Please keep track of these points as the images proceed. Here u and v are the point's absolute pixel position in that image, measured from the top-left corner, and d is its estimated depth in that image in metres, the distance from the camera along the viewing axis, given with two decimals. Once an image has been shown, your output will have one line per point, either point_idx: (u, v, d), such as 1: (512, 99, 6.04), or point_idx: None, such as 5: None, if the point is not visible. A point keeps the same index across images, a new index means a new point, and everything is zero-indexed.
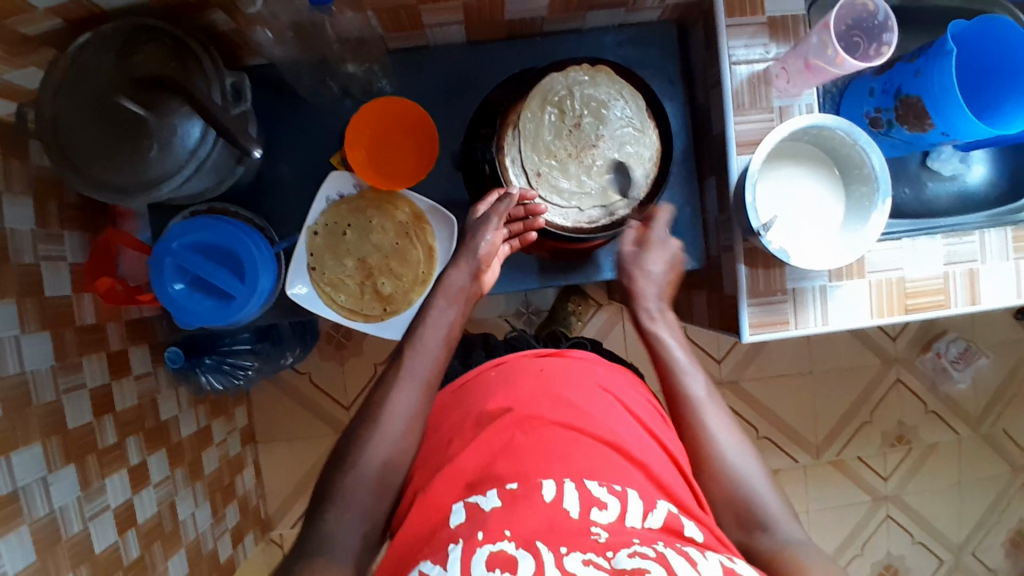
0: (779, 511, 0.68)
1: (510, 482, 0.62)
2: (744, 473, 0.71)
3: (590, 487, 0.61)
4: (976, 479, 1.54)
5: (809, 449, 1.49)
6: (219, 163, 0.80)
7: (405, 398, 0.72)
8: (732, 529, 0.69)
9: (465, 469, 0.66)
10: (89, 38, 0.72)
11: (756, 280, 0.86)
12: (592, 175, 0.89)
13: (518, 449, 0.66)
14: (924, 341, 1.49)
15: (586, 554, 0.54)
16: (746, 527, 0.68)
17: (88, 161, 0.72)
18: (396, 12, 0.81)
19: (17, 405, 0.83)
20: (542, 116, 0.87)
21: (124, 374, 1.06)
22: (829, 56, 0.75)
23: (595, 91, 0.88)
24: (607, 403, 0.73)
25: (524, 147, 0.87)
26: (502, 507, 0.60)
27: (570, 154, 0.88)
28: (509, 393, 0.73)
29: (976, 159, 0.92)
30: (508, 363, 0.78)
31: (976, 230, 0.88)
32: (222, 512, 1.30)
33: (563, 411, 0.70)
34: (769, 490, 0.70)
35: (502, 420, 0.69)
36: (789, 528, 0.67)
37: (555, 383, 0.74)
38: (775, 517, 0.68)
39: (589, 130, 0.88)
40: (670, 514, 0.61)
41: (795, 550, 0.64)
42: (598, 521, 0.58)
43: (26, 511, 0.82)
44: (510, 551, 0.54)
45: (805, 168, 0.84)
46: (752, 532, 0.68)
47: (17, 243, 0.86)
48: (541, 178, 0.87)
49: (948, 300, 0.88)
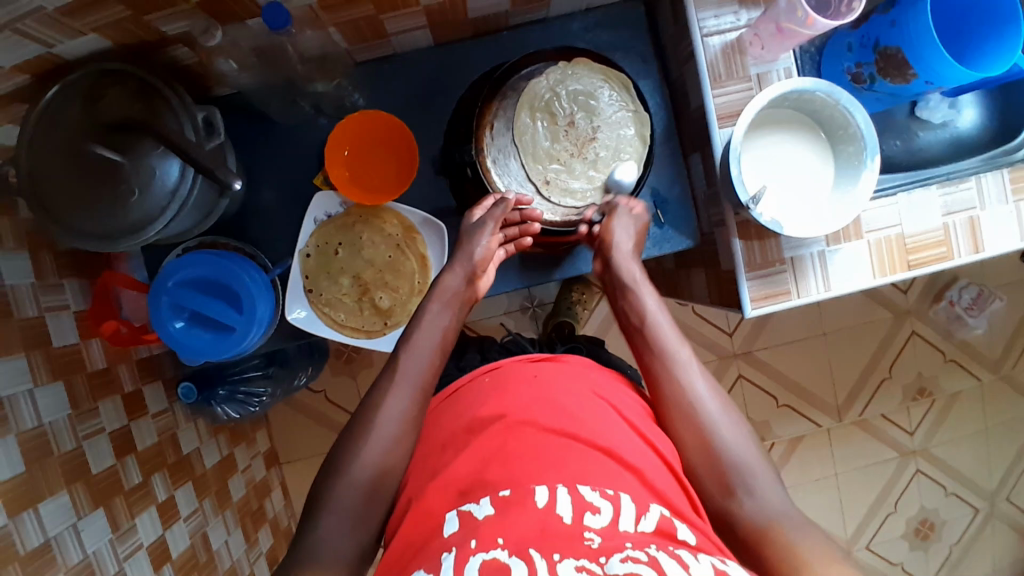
0: (763, 475, 0.68)
1: (501, 489, 0.62)
2: (730, 439, 0.70)
3: (583, 491, 0.61)
4: (1002, 423, 1.52)
5: (830, 412, 1.48)
6: (201, 201, 0.81)
7: (396, 403, 0.72)
8: (713, 491, 0.68)
9: (457, 477, 0.66)
10: (57, 90, 0.72)
11: (753, 253, 0.84)
12: (599, 169, 0.89)
13: (510, 454, 0.66)
14: (936, 289, 1.47)
15: (579, 559, 0.54)
16: (727, 490, 0.68)
17: (64, 210, 0.72)
18: (358, 25, 0.81)
19: (38, 458, 0.84)
20: (534, 123, 0.87)
21: (140, 414, 1.07)
22: (800, 18, 0.74)
23: (579, 85, 0.87)
24: (597, 404, 0.73)
25: (521, 158, 0.88)
26: (496, 514, 0.60)
27: (572, 154, 0.88)
28: (501, 400, 0.73)
29: (965, 103, 0.90)
30: (501, 368, 0.80)
31: (971, 177, 0.86)
32: (254, 537, 1.31)
33: (556, 415, 0.70)
34: (755, 456, 0.69)
35: (495, 426, 0.70)
36: (775, 497, 0.67)
37: (546, 386, 0.75)
38: (761, 482, 0.67)
39: (583, 126, 0.87)
40: (663, 518, 0.61)
41: (785, 523, 0.64)
42: (592, 526, 0.58)
43: (60, 558, 0.83)
44: (503, 558, 0.54)
45: (791, 135, 0.83)
46: (733, 497, 0.67)
47: (18, 297, 0.87)
48: (549, 185, 0.88)
49: (950, 252, 0.86)
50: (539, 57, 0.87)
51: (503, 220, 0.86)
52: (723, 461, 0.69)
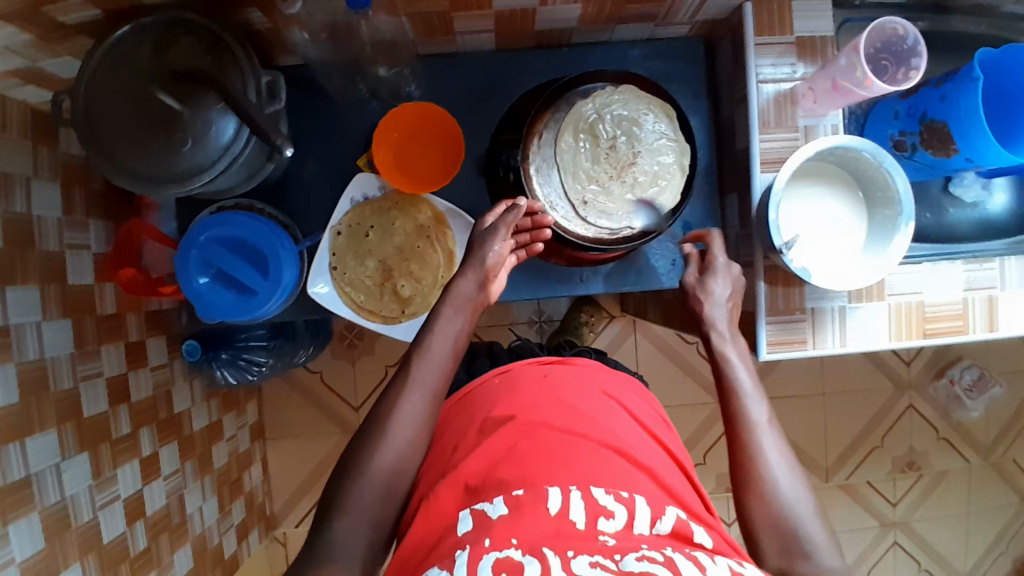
0: (821, 534, 0.67)
1: (515, 489, 0.63)
2: (793, 499, 0.69)
3: (596, 495, 0.62)
4: (985, 510, 1.53)
5: (818, 471, 1.48)
6: (251, 160, 0.82)
7: (410, 406, 0.73)
8: (774, 555, 0.66)
9: (468, 473, 0.68)
10: (128, 30, 0.73)
11: (776, 298, 0.86)
12: (638, 193, 0.88)
13: (524, 454, 0.67)
14: (938, 366, 1.49)
15: (593, 556, 0.54)
16: (788, 553, 0.66)
17: (116, 146, 0.74)
18: (429, 19, 0.82)
19: (35, 391, 0.84)
20: (576, 142, 0.87)
21: (140, 365, 1.06)
22: (858, 77, 0.76)
23: (624, 110, 0.87)
24: (608, 406, 0.76)
25: (563, 175, 0.87)
26: (508, 515, 0.61)
27: (611, 176, 0.88)
28: (513, 400, 0.75)
29: (997, 186, 0.92)
30: (512, 371, 0.80)
31: (996, 258, 0.88)
32: (228, 507, 1.30)
33: (568, 416, 0.72)
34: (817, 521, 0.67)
35: (507, 427, 0.71)
36: (835, 562, 0.64)
37: (558, 388, 0.76)
38: (821, 550, 0.65)
39: (624, 150, 0.87)
40: (679, 520, 0.62)
41: None
42: (606, 530, 0.59)
43: (37, 497, 0.83)
44: (517, 557, 0.54)
45: (829, 188, 0.84)
46: (794, 561, 0.65)
47: (43, 228, 0.87)
48: (587, 206, 0.87)
49: (966, 327, 0.88)
50: (598, 77, 0.88)
51: (515, 226, 0.85)
52: (789, 524, 0.67)
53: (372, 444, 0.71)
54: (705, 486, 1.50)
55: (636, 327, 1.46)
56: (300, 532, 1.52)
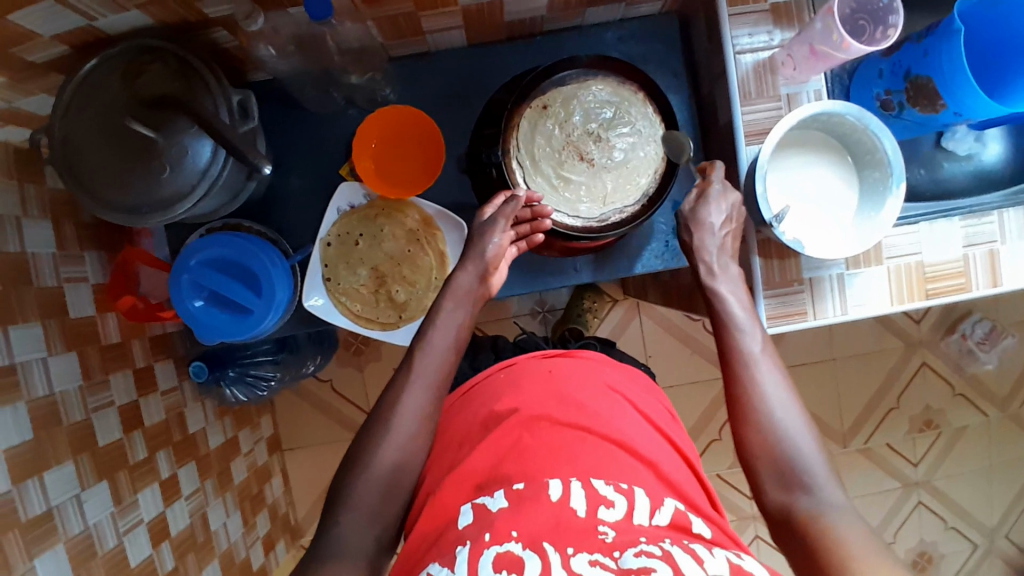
0: (820, 466, 0.68)
1: (516, 482, 0.64)
2: (794, 436, 0.69)
3: (597, 486, 0.63)
4: (1006, 462, 1.52)
5: (835, 437, 1.47)
6: (232, 180, 0.82)
7: (413, 401, 0.74)
8: (773, 489, 0.68)
9: (473, 471, 0.68)
10: (96, 63, 0.73)
11: (772, 271, 0.85)
12: (575, 186, 0.87)
13: (526, 448, 0.68)
14: (949, 322, 1.47)
15: (593, 554, 0.55)
16: (787, 487, 0.67)
17: (96, 180, 0.74)
18: (396, 21, 0.82)
19: (47, 426, 0.85)
20: (574, 115, 0.86)
21: (150, 390, 1.08)
22: (834, 41, 0.74)
23: (634, 130, 0.86)
24: (614, 401, 0.75)
25: (540, 123, 0.86)
26: (509, 508, 0.61)
27: (575, 157, 0.86)
28: (516, 395, 0.75)
29: (990, 137, 0.90)
30: (516, 365, 0.80)
31: (994, 211, 0.86)
32: (252, 521, 1.32)
33: (569, 411, 0.72)
34: (811, 448, 0.69)
35: (510, 421, 0.72)
36: (835, 495, 0.66)
37: (561, 383, 0.76)
38: (818, 477, 0.67)
39: (604, 154, 0.86)
40: (678, 512, 0.63)
41: (837, 517, 0.64)
42: (606, 520, 0.60)
43: (60, 528, 0.84)
44: (517, 551, 0.56)
45: (816, 155, 0.83)
46: (794, 494, 0.67)
47: (38, 265, 0.88)
48: (535, 156, 0.86)
49: (968, 283, 0.86)
50: (613, 70, 0.87)
51: (514, 218, 0.84)
52: (785, 459, 0.68)
53: (383, 450, 0.72)
54: (723, 461, 1.49)
55: (639, 309, 1.46)
56: None
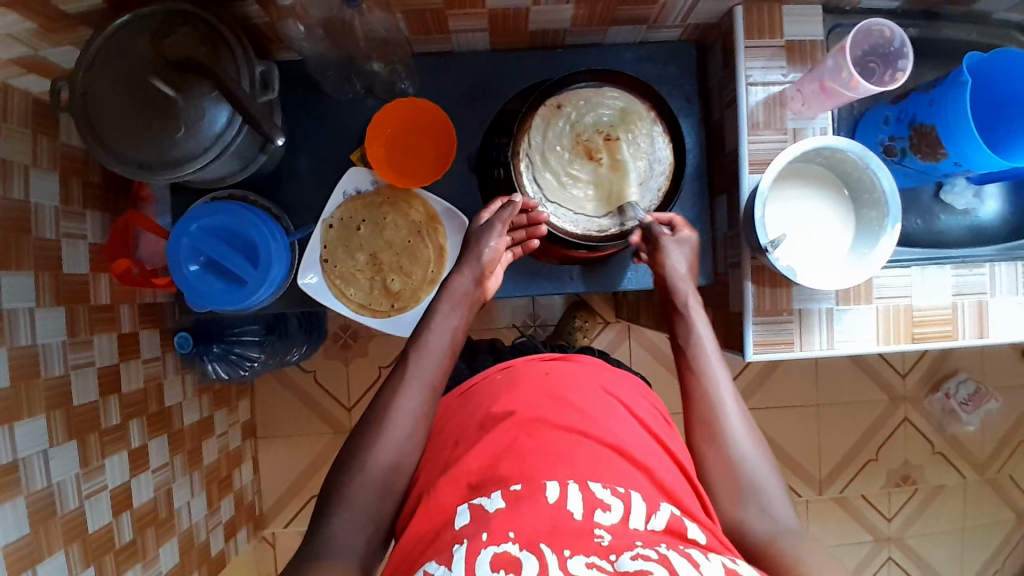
0: (775, 490, 0.71)
1: (513, 483, 0.64)
2: (744, 452, 0.73)
3: (594, 489, 0.63)
4: (979, 526, 1.51)
5: (812, 483, 1.46)
6: (243, 149, 0.83)
7: (408, 402, 0.74)
8: (728, 505, 0.72)
9: (469, 469, 0.68)
10: (128, 19, 0.75)
11: (763, 299, 0.86)
12: (574, 189, 0.88)
13: (522, 449, 0.67)
14: (934, 379, 1.48)
15: (589, 556, 0.55)
16: (739, 503, 0.71)
17: (111, 134, 0.75)
18: (423, 16, 0.84)
19: (25, 377, 0.84)
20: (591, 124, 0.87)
21: (132, 356, 1.07)
22: (844, 79, 0.77)
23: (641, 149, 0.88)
24: (610, 404, 0.76)
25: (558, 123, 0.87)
26: (506, 508, 0.61)
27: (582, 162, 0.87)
28: (513, 396, 0.75)
29: (989, 194, 0.92)
30: (514, 367, 0.81)
31: (986, 264, 0.88)
32: (217, 504, 1.30)
33: (565, 412, 0.72)
34: (767, 470, 0.73)
35: (506, 421, 0.71)
36: (782, 513, 0.70)
37: (558, 385, 0.76)
38: (770, 495, 0.71)
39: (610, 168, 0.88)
40: (674, 517, 0.63)
41: (788, 542, 0.67)
42: (602, 523, 0.60)
43: (23, 482, 0.83)
44: (514, 552, 0.55)
45: (816, 190, 0.85)
46: (749, 517, 0.70)
47: (39, 216, 0.88)
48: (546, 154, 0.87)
49: (955, 332, 0.88)
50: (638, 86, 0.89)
51: (510, 223, 0.86)
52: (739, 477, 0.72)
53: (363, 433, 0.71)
54: None
55: (630, 333, 1.46)
56: (289, 533, 1.51)
